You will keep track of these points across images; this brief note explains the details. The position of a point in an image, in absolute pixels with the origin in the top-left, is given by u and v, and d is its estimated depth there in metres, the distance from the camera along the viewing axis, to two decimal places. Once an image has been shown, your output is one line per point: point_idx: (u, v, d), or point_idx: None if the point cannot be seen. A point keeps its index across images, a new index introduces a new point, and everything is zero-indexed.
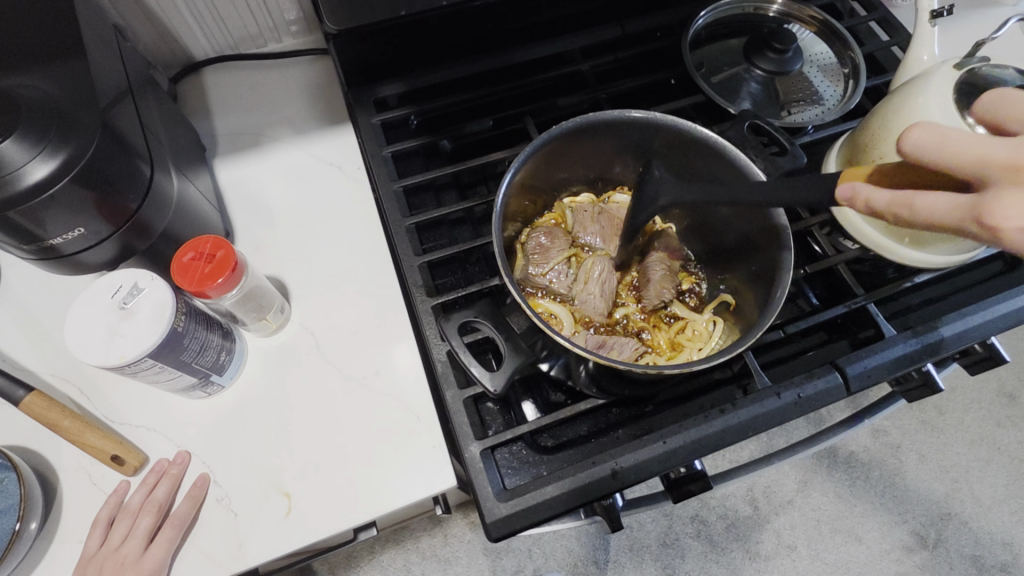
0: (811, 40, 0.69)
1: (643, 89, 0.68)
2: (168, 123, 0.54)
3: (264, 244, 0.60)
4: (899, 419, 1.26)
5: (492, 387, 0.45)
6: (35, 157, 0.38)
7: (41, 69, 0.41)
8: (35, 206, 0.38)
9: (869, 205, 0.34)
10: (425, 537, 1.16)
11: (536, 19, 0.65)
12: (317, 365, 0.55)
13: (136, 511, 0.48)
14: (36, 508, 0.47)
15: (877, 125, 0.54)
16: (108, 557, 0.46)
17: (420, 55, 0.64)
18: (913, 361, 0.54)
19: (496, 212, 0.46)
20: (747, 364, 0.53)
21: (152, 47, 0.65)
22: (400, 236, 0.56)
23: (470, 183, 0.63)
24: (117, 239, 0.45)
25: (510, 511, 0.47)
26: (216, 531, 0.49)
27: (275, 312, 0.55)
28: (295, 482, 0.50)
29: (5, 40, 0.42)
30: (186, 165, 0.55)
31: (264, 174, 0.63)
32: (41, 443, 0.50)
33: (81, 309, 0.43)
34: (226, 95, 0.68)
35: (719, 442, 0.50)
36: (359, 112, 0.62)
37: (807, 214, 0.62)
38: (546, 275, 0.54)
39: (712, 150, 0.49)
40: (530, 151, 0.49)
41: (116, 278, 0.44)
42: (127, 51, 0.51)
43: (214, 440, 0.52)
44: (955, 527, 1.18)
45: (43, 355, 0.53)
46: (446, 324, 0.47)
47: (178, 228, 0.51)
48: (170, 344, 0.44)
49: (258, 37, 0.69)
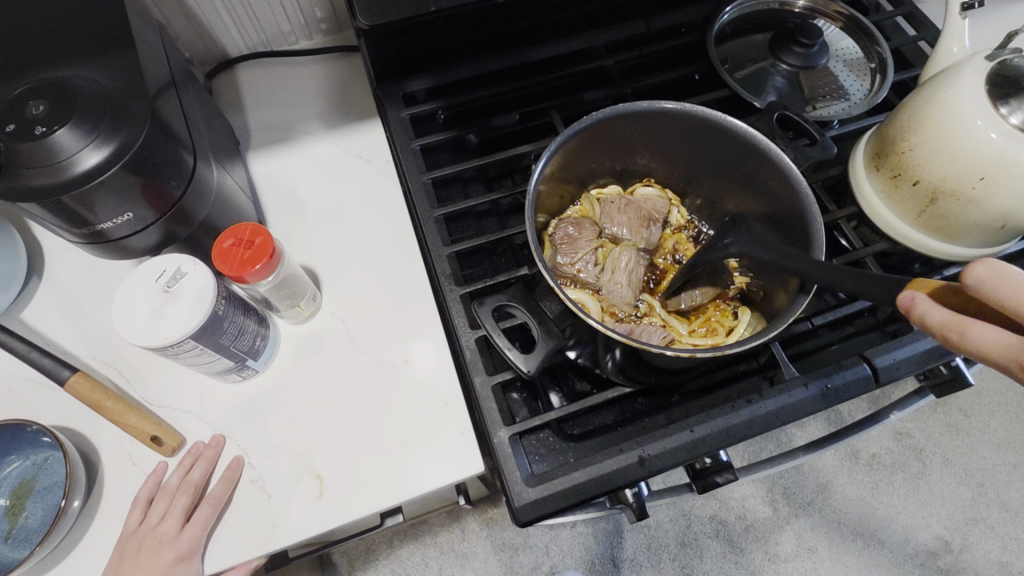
0: (837, 36, 0.69)
1: (669, 84, 0.68)
2: (207, 117, 0.56)
3: (298, 234, 0.62)
4: (923, 422, 1.24)
5: (526, 368, 0.46)
6: (88, 145, 0.40)
7: (95, 61, 0.43)
8: (87, 191, 0.40)
9: (923, 320, 0.33)
10: (443, 532, 1.18)
11: (562, 15, 0.65)
12: (347, 352, 0.56)
13: (173, 492, 0.49)
14: (79, 486, 0.48)
15: (907, 117, 0.54)
16: (148, 534, 0.47)
17: (449, 52, 0.65)
18: (942, 354, 0.54)
19: (529, 200, 0.47)
20: (773, 355, 0.54)
21: (189, 45, 0.67)
22: (429, 226, 0.57)
23: (496, 178, 0.64)
24: (161, 225, 0.47)
25: (539, 495, 0.47)
26: (251, 512, 0.50)
27: (308, 301, 0.56)
28: (327, 465, 0.51)
29: (57, 35, 0.43)
30: (223, 158, 0.57)
31: (297, 168, 0.65)
32: (84, 424, 0.52)
33: (127, 292, 0.44)
34: (259, 91, 0.69)
35: (747, 432, 0.50)
36: (388, 107, 0.63)
37: (835, 207, 0.62)
38: (575, 264, 0.54)
39: (739, 139, 0.50)
40: (561, 143, 0.50)
41: (160, 263, 0.45)
42: (170, 47, 0.52)
43: (248, 423, 0.53)
44: (981, 532, 1.15)
45: (86, 340, 0.55)
46: (480, 309, 0.48)
47: (217, 217, 0.52)
48: (211, 327, 0.45)
49: (289, 34, 0.71)
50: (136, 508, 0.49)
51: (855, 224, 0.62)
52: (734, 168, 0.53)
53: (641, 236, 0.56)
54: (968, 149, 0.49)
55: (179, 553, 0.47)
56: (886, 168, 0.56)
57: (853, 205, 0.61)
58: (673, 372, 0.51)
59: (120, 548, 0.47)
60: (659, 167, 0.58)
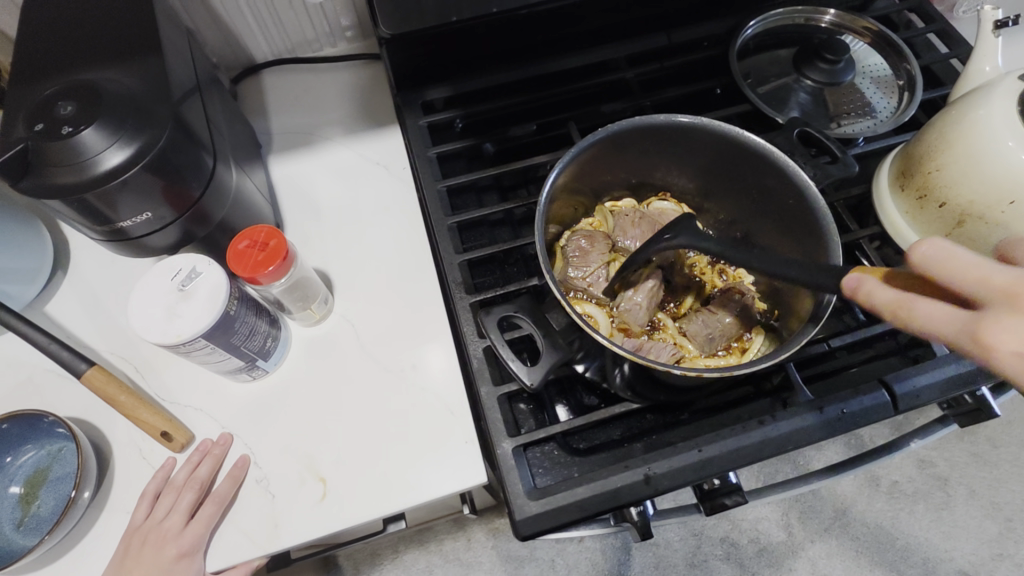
0: (865, 52, 0.68)
1: (689, 97, 0.68)
2: (229, 121, 0.57)
3: (314, 237, 0.62)
4: (947, 451, 1.20)
5: (529, 381, 0.46)
6: (112, 145, 0.41)
7: (123, 65, 0.44)
8: (109, 191, 0.41)
9: (870, 301, 0.33)
10: (449, 540, 1.17)
11: (583, 27, 0.65)
12: (356, 357, 0.56)
13: (180, 487, 0.50)
14: (89, 477, 0.49)
15: (934, 136, 0.52)
16: (152, 529, 0.48)
17: (469, 62, 0.65)
18: (966, 382, 0.52)
19: (541, 211, 0.47)
20: (788, 377, 0.52)
21: (218, 50, 0.69)
22: (442, 234, 0.57)
23: (511, 186, 0.64)
24: (179, 225, 0.48)
25: (541, 510, 0.46)
26: (254, 512, 0.50)
27: (319, 303, 0.56)
28: (331, 469, 0.51)
29: (89, 39, 0.45)
30: (243, 160, 0.58)
31: (316, 172, 0.66)
32: (98, 417, 0.53)
33: (143, 289, 0.45)
34: (283, 96, 0.71)
35: (757, 454, 0.49)
36: (406, 114, 0.64)
37: (856, 227, 0.61)
38: (586, 278, 0.53)
39: (757, 156, 0.49)
40: (575, 153, 0.49)
41: (176, 261, 0.46)
42: (197, 52, 0.54)
43: (256, 423, 0.54)
44: (1008, 569, 1.11)
45: (105, 335, 0.56)
46: (486, 318, 0.48)
47: (234, 218, 0.53)
48: (222, 326, 0.46)
49: (314, 41, 0.72)
50: (144, 501, 0.49)
51: (878, 245, 0.60)
52: (751, 184, 0.52)
53: None
54: (997, 171, 0.48)
55: (183, 549, 0.48)
56: (911, 189, 0.55)
57: (875, 225, 0.59)
58: (683, 389, 0.50)
59: (126, 540, 0.48)
60: (674, 181, 0.57)
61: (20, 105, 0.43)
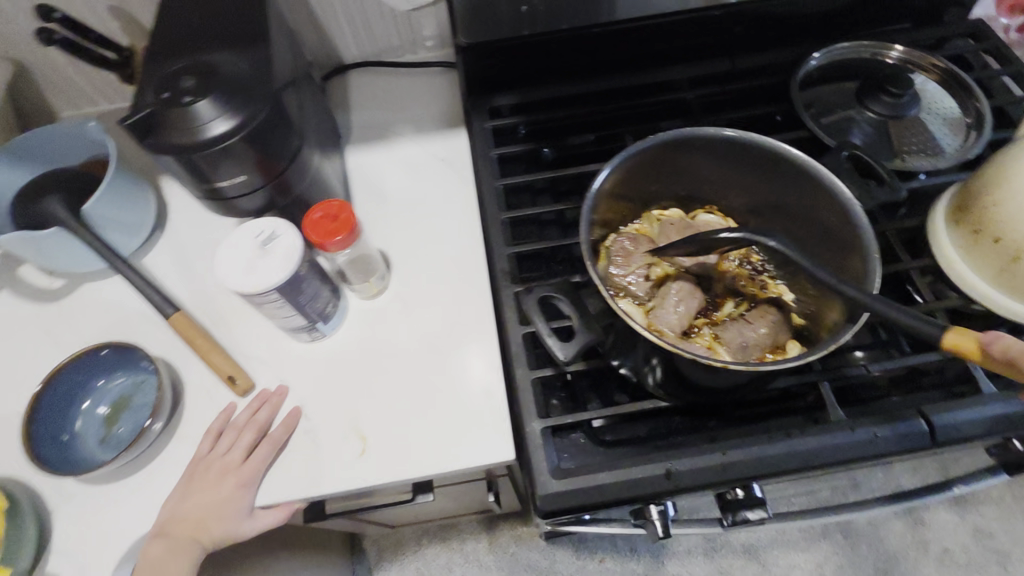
0: (935, 91, 0.68)
1: (748, 121, 0.70)
2: (317, 110, 0.64)
3: (379, 220, 0.68)
4: (1008, 521, 1.12)
5: (562, 354, 0.49)
6: (219, 116, 0.47)
7: (237, 51, 0.51)
8: (213, 154, 0.47)
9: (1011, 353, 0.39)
10: (471, 540, 1.19)
11: (649, 49, 0.69)
12: (404, 331, 0.61)
13: (240, 427, 0.54)
14: (162, 410, 0.55)
15: (994, 171, 0.52)
16: (209, 462, 0.53)
17: (537, 74, 0.70)
18: (1014, 424, 0.50)
19: (586, 207, 0.50)
20: (822, 395, 0.52)
21: (314, 51, 0.77)
22: (495, 226, 0.61)
23: (562, 193, 0.67)
24: (265, 192, 0.54)
25: (562, 488, 0.48)
26: (298, 459, 0.55)
27: (378, 278, 0.61)
28: (371, 428, 0.55)
29: (212, 28, 0.52)
30: (325, 146, 0.64)
31: (386, 163, 0.72)
32: (175, 359, 0.59)
33: (229, 244, 0.51)
34: (365, 95, 0.78)
35: (783, 465, 0.49)
36: (474, 118, 0.69)
37: (908, 258, 0.60)
38: (625, 276, 0.56)
39: (802, 171, 0.51)
40: (624, 157, 0.52)
41: (260, 223, 0.52)
42: (298, 47, 0.61)
43: (310, 381, 0.59)
44: None
45: (189, 288, 0.63)
46: (524, 297, 0.52)
47: (311, 194, 0.59)
48: (292, 284, 0.51)
49: (398, 48, 0.79)
50: (208, 437, 0.54)
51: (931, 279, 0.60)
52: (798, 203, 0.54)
53: (697, 259, 0.57)
54: None
55: (240, 482, 0.52)
56: (967, 223, 0.55)
57: (929, 258, 0.59)
58: (714, 393, 0.51)
59: (190, 470, 0.53)
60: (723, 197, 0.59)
61: (151, 78, 0.50)
